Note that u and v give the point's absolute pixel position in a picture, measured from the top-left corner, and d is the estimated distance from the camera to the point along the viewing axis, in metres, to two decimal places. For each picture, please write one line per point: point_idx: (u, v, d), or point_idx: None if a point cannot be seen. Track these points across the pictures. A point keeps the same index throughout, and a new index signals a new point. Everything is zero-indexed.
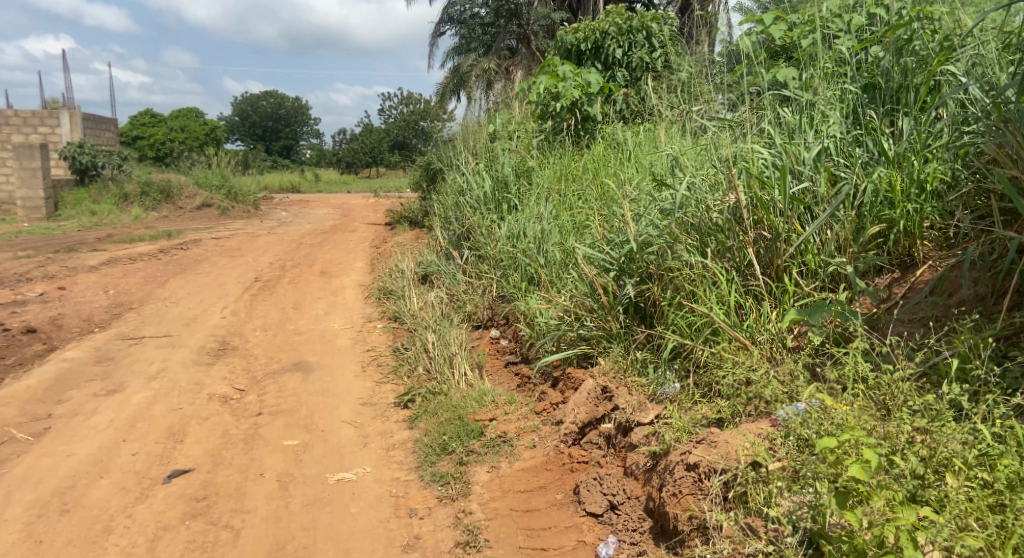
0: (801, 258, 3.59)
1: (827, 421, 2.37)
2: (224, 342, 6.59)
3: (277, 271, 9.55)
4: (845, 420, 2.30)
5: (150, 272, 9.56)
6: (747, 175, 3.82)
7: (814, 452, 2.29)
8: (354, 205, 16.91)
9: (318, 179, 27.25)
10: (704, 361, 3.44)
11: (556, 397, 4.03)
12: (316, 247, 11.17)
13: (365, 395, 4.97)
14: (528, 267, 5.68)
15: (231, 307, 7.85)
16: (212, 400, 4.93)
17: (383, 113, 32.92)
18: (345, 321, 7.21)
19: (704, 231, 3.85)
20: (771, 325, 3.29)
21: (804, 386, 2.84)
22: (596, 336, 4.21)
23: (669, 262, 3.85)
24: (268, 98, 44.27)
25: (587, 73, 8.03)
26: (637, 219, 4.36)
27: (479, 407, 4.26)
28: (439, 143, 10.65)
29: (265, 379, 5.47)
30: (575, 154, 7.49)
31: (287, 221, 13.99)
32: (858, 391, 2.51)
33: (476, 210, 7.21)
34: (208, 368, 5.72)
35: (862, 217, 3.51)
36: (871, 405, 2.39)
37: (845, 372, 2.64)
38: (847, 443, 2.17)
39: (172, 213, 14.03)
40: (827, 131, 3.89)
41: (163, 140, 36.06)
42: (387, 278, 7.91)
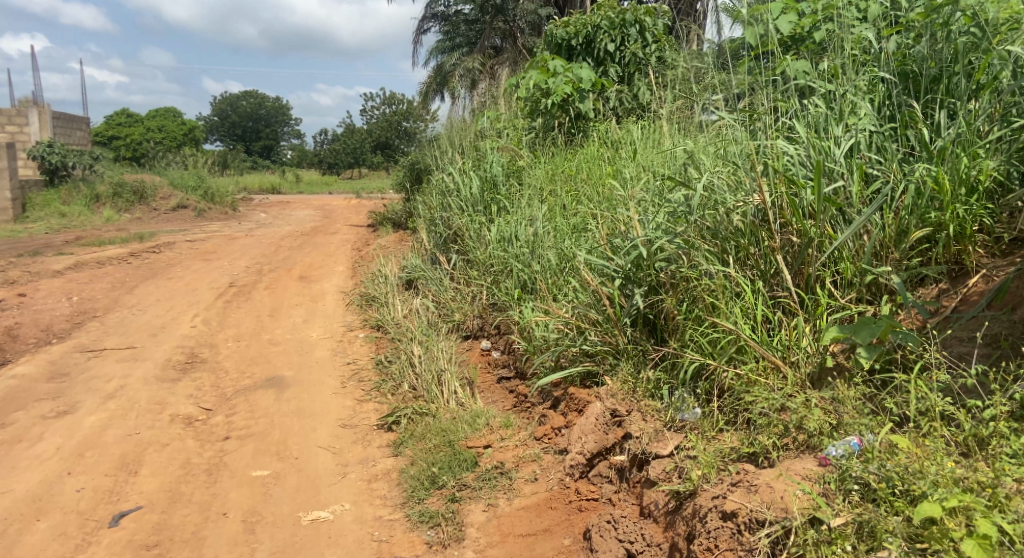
0: (834, 266, 3.21)
1: (907, 471, 2.08)
2: (193, 354, 6.12)
3: (254, 276, 9.05)
4: (934, 474, 2.03)
5: (118, 277, 9.04)
6: (771, 174, 3.43)
7: (899, 512, 2.04)
8: (335, 206, 16.42)
9: (299, 180, 26.62)
10: (729, 384, 3.03)
11: (558, 421, 3.62)
12: (295, 249, 10.68)
13: (344, 415, 4.52)
14: (521, 273, 5.26)
15: (202, 315, 7.36)
16: (174, 422, 4.47)
17: (366, 113, 32.38)
18: (325, 330, 6.75)
19: (724, 236, 3.45)
20: (808, 344, 2.88)
21: (857, 420, 2.44)
22: (601, 352, 3.79)
23: (684, 271, 3.44)
24: (248, 98, 43.59)
25: (578, 67, 7.61)
26: (645, 223, 3.93)
27: (472, 432, 3.83)
28: (424, 142, 10.18)
29: (234, 396, 5.01)
30: (568, 153, 7.07)
31: (266, 223, 13.47)
32: (936, 431, 2.20)
33: (463, 213, 6.75)
34: (172, 385, 5.25)
35: (904, 219, 3.12)
36: (957, 452, 2.13)
37: (917, 407, 2.26)
38: (946, 507, 1.94)
39: (146, 214, 13.46)
40: (858, 121, 3.52)
41: (141, 140, 35.25)
42: (370, 284, 7.46)
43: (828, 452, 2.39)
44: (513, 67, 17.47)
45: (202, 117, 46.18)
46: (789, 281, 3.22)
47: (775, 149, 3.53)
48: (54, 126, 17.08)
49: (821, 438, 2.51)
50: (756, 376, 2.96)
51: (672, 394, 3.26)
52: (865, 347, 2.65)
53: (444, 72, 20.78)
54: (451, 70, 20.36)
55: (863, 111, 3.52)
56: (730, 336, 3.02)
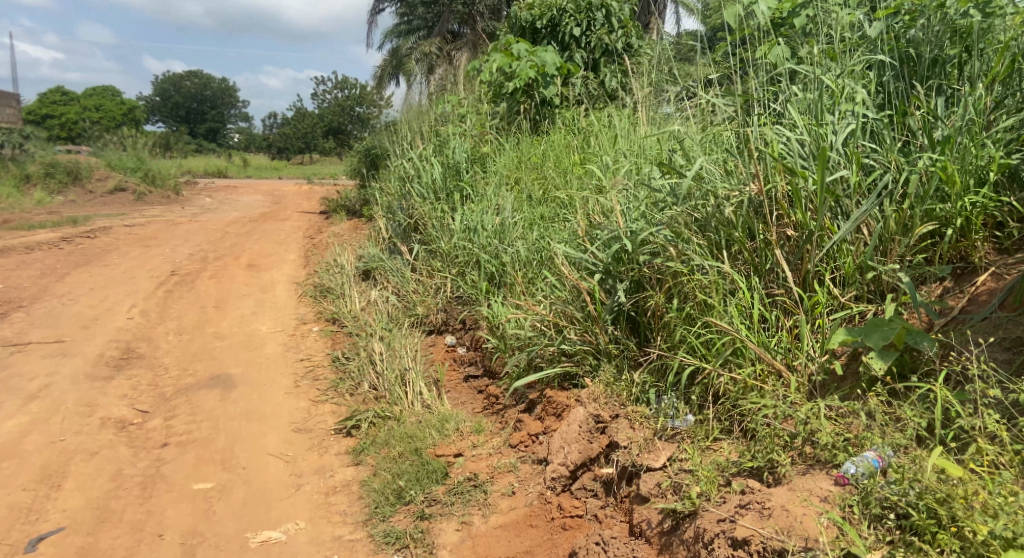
0: (834, 262, 2.97)
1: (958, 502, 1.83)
2: (129, 349, 5.65)
3: (198, 263, 8.53)
4: (991, 505, 1.79)
5: (48, 264, 8.41)
6: (766, 160, 3.16)
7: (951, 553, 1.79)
8: (287, 192, 15.81)
9: (247, 164, 25.72)
10: (724, 389, 2.78)
11: (535, 428, 3.35)
12: (243, 236, 10.15)
13: (298, 419, 4.16)
14: (489, 265, 4.97)
15: (140, 306, 6.85)
16: (106, 429, 4.08)
17: (317, 97, 31.48)
18: (275, 323, 6.32)
19: (715, 229, 3.19)
20: (812, 347, 2.64)
21: (882, 435, 2.18)
22: (580, 352, 3.52)
23: (671, 264, 3.17)
24: (192, 78, 42.04)
25: (543, 52, 7.32)
26: (627, 214, 3.67)
27: (440, 438, 3.54)
28: (380, 127, 9.75)
29: (175, 396, 4.59)
30: (534, 140, 6.79)
31: (211, 208, 12.83)
32: (988, 453, 1.97)
33: (423, 200, 6.39)
34: (104, 384, 4.81)
35: (909, 212, 2.90)
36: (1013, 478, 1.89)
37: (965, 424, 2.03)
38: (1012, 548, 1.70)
39: (81, 197, 12.67)
40: (854, 107, 3.26)
41: (76, 118, 33.54)
42: (324, 273, 7.06)
43: (843, 470, 2.16)
44: (471, 51, 17.09)
45: (143, 97, 44.27)
46: (786, 277, 2.97)
47: (768, 134, 3.25)
48: None
49: (835, 451, 2.28)
50: (755, 380, 2.71)
51: (660, 399, 3.00)
52: (877, 350, 2.40)
53: (399, 56, 20.26)
54: (406, 54, 19.87)
55: (859, 98, 3.28)
56: (726, 337, 2.77)
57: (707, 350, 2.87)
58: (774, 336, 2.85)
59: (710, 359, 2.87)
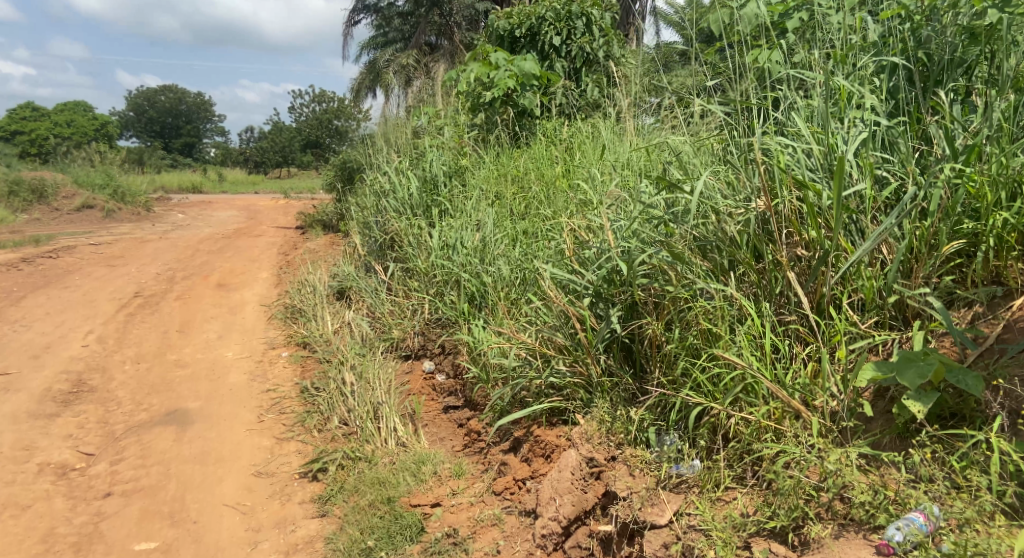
0: (851, 285, 2.59)
1: None
2: (81, 381, 5.22)
3: (164, 283, 8.10)
4: None
5: (4, 287, 7.95)
6: (772, 171, 2.79)
7: None
8: (261, 206, 15.36)
9: (222, 179, 25.20)
10: (735, 431, 2.40)
11: (522, 471, 3.01)
12: (214, 253, 9.72)
13: (259, 461, 3.78)
14: (469, 285, 4.68)
15: (98, 331, 6.42)
16: (43, 477, 3.69)
17: (294, 111, 31.04)
18: (242, 348, 5.92)
19: (716, 249, 2.80)
20: (836, 383, 2.28)
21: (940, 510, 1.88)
22: (570, 385, 3.17)
23: (668, 287, 2.80)
24: (167, 93, 41.40)
25: (522, 60, 7.00)
26: (619, 232, 3.34)
27: (416, 484, 3.19)
28: (356, 140, 9.39)
29: (124, 436, 4.19)
30: (514, 153, 6.49)
31: (183, 224, 12.37)
32: None
33: (399, 217, 6.03)
34: (48, 423, 4.40)
35: (935, 229, 2.56)
36: None
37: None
38: None
39: (45, 215, 12.13)
40: (864, 115, 2.89)
41: (46, 134, 32.74)
42: (296, 293, 6.68)
43: (887, 537, 1.87)
44: (449, 62, 16.82)
45: (116, 113, 43.47)
46: (798, 302, 2.57)
47: (769, 144, 2.84)
48: None
49: (871, 512, 1.97)
50: (771, 422, 2.33)
51: (662, 441, 2.64)
52: (913, 390, 2.08)
53: (376, 68, 19.93)
54: (383, 66, 19.56)
55: (868, 104, 2.92)
56: (734, 372, 2.39)
57: (711, 387, 2.48)
58: (790, 370, 2.47)
59: (716, 396, 2.49)
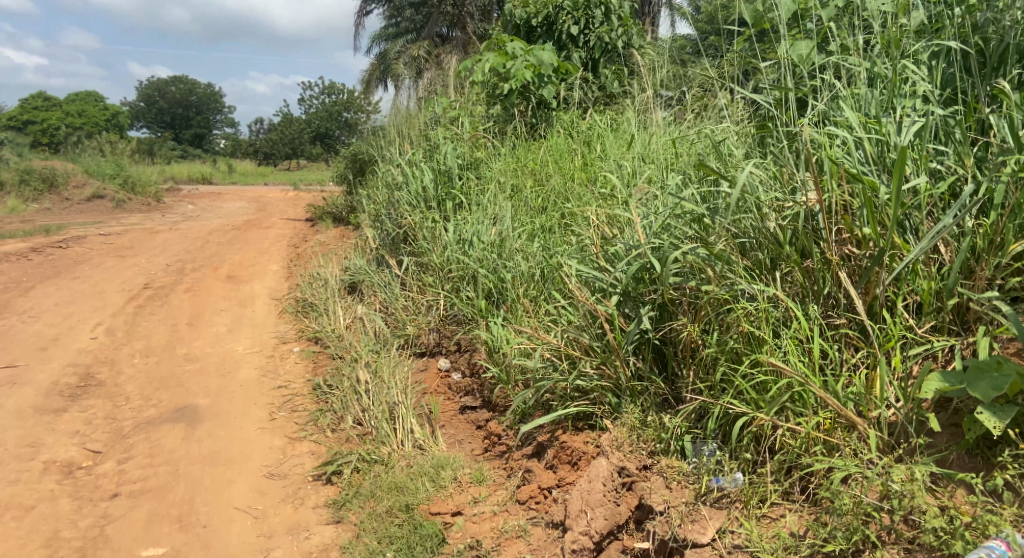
0: (905, 286, 2.37)
1: None
2: (88, 375, 5.09)
3: (174, 275, 7.98)
4: None
5: (12, 276, 7.84)
6: (819, 162, 2.55)
7: None
8: (272, 198, 15.25)
9: (232, 171, 25.10)
10: (782, 443, 2.22)
11: (547, 479, 2.85)
12: (225, 245, 9.60)
13: (271, 462, 3.64)
14: (486, 281, 4.52)
15: (106, 323, 6.30)
16: (49, 476, 3.57)
17: (304, 103, 30.90)
18: (252, 343, 5.78)
19: (758, 246, 2.59)
20: (895, 393, 2.10)
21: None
22: (598, 389, 3.01)
23: (704, 286, 2.60)
24: (177, 84, 41.35)
25: (540, 50, 6.82)
26: (649, 228, 3.15)
27: (435, 490, 3.04)
28: (367, 132, 9.23)
29: (133, 433, 4.06)
30: (531, 145, 6.32)
31: (193, 215, 12.26)
32: None
33: (412, 210, 5.87)
34: (54, 419, 4.27)
35: (999, 226, 2.29)
36: None
37: None
38: None
39: (56, 205, 12.03)
40: (916, 103, 2.68)
41: (58, 124, 32.71)
42: (307, 287, 6.53)
43: None
44: (461, 54, 16.61)
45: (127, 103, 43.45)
46: (848, 304, 2.36)
47: (815, 133, 2.62)
48: None
49: (941, 538, 1.81)
50: (823, 434, 2.15)
51: (698, 450, 2.47)
52: (988, 404, 1.92)
53: (386, 60, 19.76)
54: (394, 58, 19.40)
55: (921, 92, 2.71)
56: (783, 381, 2.19)
57: (754, 395, 2.29)
58: (840, 377, 2.28)
59: (760, 405, 2.30)
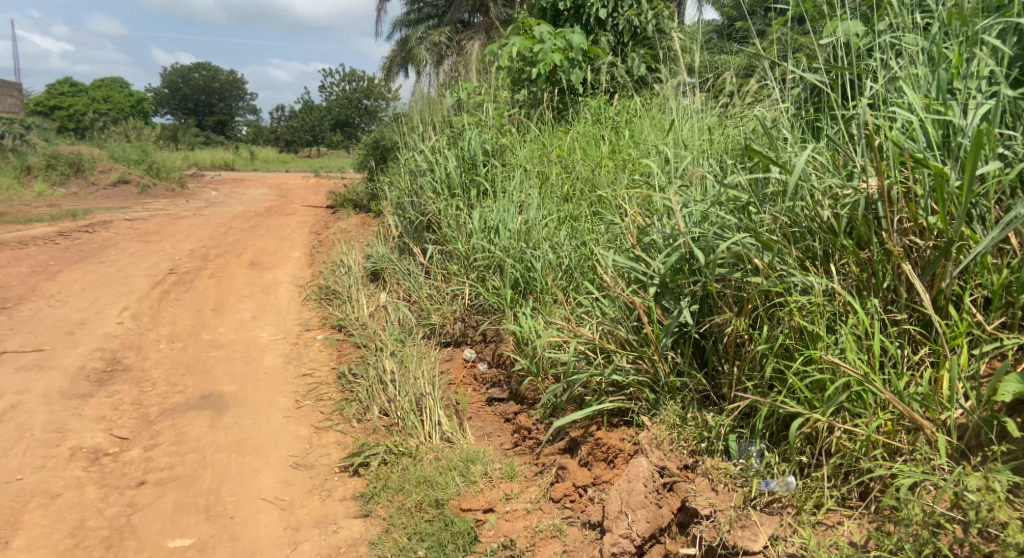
0: (973, 278, 2.23)
1: None
2: (114, 360, 5.08)
3: (199, 260, 7.97)
4: None
5: (40, 260, 7.88)
6: (879, 146, 2.41)
7: None
8: (294, 185, 15.26)
9: (255, 157, 25.19)
10: (839, 446, 2.14)
11: (582, 477, 2.77)
12: (248, 231, 9.59)
13: (297, 452, 3.59)
14: (513, 270, 4.43)
15: (132, 308, 6.29)
16: (75, 463, 3.54)
17: (326, 90, 30.92)
18: (277, 330, 5.74)
19: (812, 236, 2.47)
20: (965, 395, 1.98)
21: None
22: (634, 384, 2.90)
23: (753, 278, 2.49)
24: (201, 70, 41.55)
25: (568, 34, 6.68)
26: (689, 217, 3.03)
27: (466, 486, 2.97)
28: (390, 118, 9.15)
29: (159, 420, 4.03)
30: (558, 131, 6.20)
31: (216, 201, 12.27)
32: None
33: (436, 197, 5.78)
34: (81, 405, 4.25)
35: None
36: None
37: None
38: None
39: (83, 189, 12.09)
40: (981, 84, 2.52)
41: (84, 109, 33.01)
42: (330, 274, 6.48)
43: None
44: (484, 39, 16.46)
45: (152, 89, 43.76)
46: (910, 298, 2.24)
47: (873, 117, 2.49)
48: None
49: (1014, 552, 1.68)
50: (885, 437, 2.08)
51: (746, 450, 2.38)
52: None
53: (407, 47, 19.65)
54: (416, 44, 19.28)
55: (986, 72, 2.56)
56: (842, 379, 2.11)
57: (810, 395, 2.20)
58: (902, 375, 2.17)
59: (816, 405, 2.22)
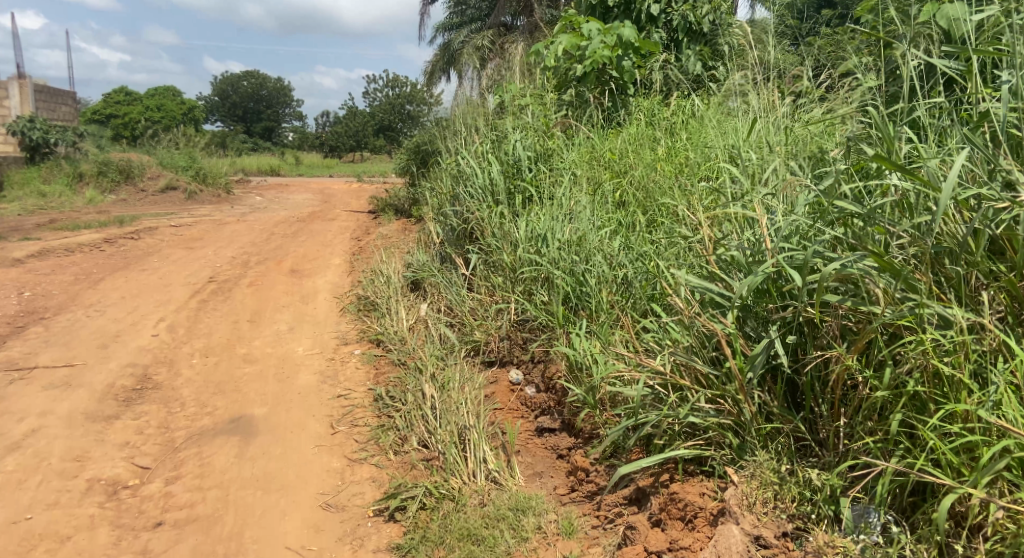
0: None
1: None
2: (145, 377, 4.82)
3: (238, 268, 7.75)
4: None
5: (83, 268, 7.75)
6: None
7: None
8: (337, 189, 15.09)
9: (300, 163, 25.24)
10: (1000, 526, 1.71)
11: (655, 541, 2.35)
12: (289, 237, 9.37)
13: (328, 489, 3.27)
14: (563, 285, 4.01)
15: (169, 319, 6.06)
16: (91, 498, 3.29)
17: (370, 96, 30.90)
18: (313, 344, 5.42)
19: (945, 258, 2.02)
20: None
21: None
22: (714, 427, 2.46)
23: (871, 307, 2.06)
24: (249, 78, 42.07)
25: (619, 28, 6.21)
26: (778, 232, 2.58)
27: (516, 543, 2.60)
28: (431, 121, 8.78)
29: (184, 446, 3.75)
30: (609, 134, 5.75)
31: (261, 206, 12.12)
32: None
33: (479, 204, 5.38)
34: (105, 428, 3.99)
35: None
36: None
37: None
38: None
39: (132, 196, 12.06)
40: None
41: (138, 117, 33.59)
42: (369, 284, 6.15)
43: None
44: (528, 42, 16.04)
45: (203, 95, 44.42)
46: None
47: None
48: (39, 99, 15.77)
49: None
50: None
51: (862, 516, 1.99)
52: None
53: (450, 50, 19.39)
54: (458, 48, 19.00)
55: None
56: (1005, 443, 1.67)
57: (956, 460, 1.78)
58: None
59: (964, 472, 1.78)
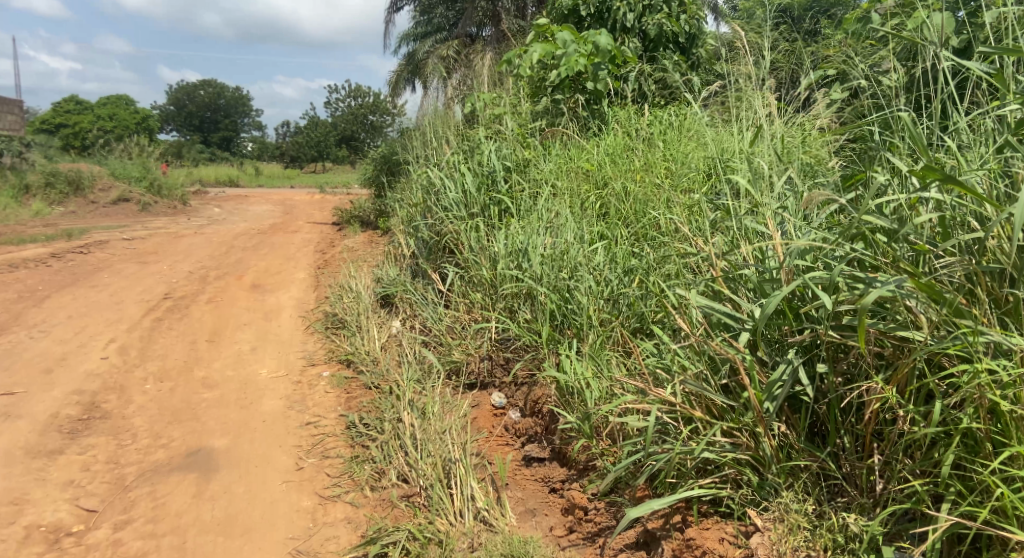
0: None
1: None
2: (93, 405, 4.43)
3: (195, 284, 7.34)
4: None
5: (27, 285, 7.26)
6: None
7: None
8: (298, 201, 14.62)
9: (259, 174, 24.61)
10: None
11: None
12: (249, 251, 8.96)
13: (298, 533, 2.99)
14: (549, 302, 3.76)
15: (120, 340, 5.65)
16: (29, 550, 2.94)
17: (331, 106, 30.36)
18: (278, 365, 5.08)
19: (993, 278, 1.85)
20: None
21: None
22: (731, 464, 2.23)
23: (912, 333, 1.87)
24: (206, 87, 41.13)
25: (594, 36, 6.00)
26: (793, 248, 2.38)
27: None
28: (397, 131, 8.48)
29: (135, 484, 3.41)
30: (587, 144, 5.53)
31: (219, 218, 11.65)
32: None
33: (453, 217, 5.11)
34: (47, 465, 3.62)
35: None
36: None
37: None
38: None
39: (81, 208, 11.49)
40: None
41: (89, 126, 32.48)
42: (337, 300, 5.83)
43: None
44: (494, 55, 15.79)
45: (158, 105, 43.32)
46: None
47: None
48: None
49: None
50: None
51: None
52: None
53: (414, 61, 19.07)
54: (422, 59, 18.70)
55: None
56: None
57: None
58: None
59: None
